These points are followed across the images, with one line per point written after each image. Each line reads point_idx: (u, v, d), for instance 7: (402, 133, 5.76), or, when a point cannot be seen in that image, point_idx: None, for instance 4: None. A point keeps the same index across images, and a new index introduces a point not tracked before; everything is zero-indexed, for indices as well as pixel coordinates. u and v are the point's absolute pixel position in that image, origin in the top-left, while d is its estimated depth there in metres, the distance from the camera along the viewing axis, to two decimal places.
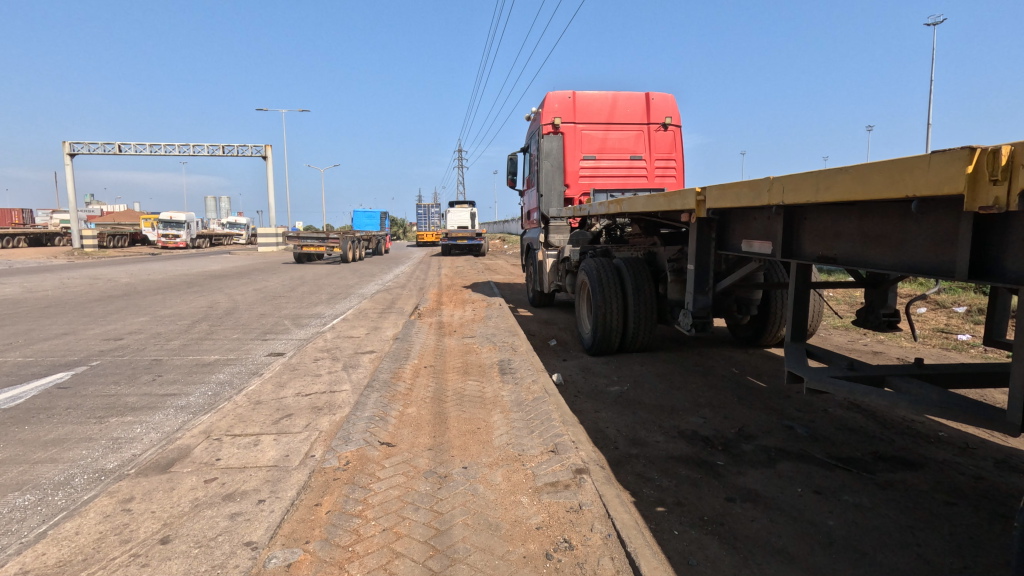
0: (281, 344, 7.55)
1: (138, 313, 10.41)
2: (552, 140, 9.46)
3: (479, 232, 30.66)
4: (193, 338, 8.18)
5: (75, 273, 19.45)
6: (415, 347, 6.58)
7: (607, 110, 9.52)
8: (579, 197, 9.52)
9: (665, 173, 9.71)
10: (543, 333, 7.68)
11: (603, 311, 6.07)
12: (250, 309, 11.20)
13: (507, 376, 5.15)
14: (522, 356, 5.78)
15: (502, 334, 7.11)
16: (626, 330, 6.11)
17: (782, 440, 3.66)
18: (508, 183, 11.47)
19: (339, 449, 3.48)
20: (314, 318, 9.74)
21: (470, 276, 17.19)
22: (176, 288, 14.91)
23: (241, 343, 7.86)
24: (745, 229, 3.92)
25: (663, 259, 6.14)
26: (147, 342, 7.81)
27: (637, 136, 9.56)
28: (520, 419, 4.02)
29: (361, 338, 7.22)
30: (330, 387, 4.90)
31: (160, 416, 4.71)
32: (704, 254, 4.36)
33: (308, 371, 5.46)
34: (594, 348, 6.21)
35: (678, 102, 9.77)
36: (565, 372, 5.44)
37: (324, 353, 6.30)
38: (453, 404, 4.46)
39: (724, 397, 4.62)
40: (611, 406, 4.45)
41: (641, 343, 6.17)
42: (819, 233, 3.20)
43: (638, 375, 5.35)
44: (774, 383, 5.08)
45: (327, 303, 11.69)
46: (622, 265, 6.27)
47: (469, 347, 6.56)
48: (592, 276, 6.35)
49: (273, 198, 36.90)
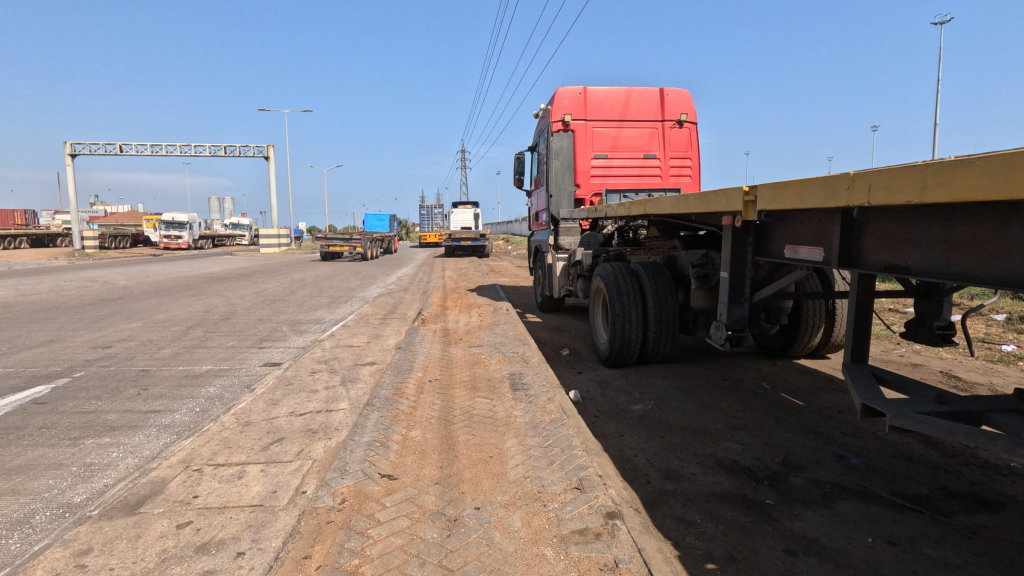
0: (278, 353, 7.14)
1: (130, 318, 10.00)
2: (562, 138, 9.04)
3: (482, 233, 30.25)
4: (185, 345, 7.77)
5: (72, 276, 19.08)
6: (419, 358, 6.15)
7: (620, 106, 9.09)
8: (590, 198, 9.08)
9: (680, 172, 9.28)
10: (554, 341, 7.25)
11: (622, 319, 5.64)
12: (247, 313, 10.78)
13: (519, 393, 4.72)
14: (535, 369, 5.35)
15: (511, 343, 6.67)
16: (646, 340, 5.68)
17: (836, 473, 3.24)
18: (515, 184, 11.05)
19: (333, 485, 3.06)
20: (314, 324, 9.33)
21: (474, 279, 16.77)
22: (173, 291, 14.52)
23: (235, 351, 7.44)
24: (791, 232, 3.49)
25: (686, 265, 5.71)
26: (136, 351, 7.40)
27: (651, 134, 9.14)
28: (537, 445, 3.59)
29: (361, 347, 6.79)
30: (327, 405, 4.48)
31: (140, 438, 4.29)
32: (740, 260, 3.94)
33: (304, 386, 5.04)
34: (610, 359, 5.78)
35: (694, 98, 9.35)
36: (582, 388, 5.00)
37: (322, 364, 5.88)
38: (462, 427, 4.04)
39: (761, 419, 4.18)
40: (636, 429, 4.02)
41: (662, 354, 5.74)
42: (884, 240, 2.79)
43: (662, 391, 4.91)
44: (811, 401, 4.64)
45: (328, 308, 11.27)
46: (641, 270, 5.84)
47: (477, 358, 6.13)
48: (609, 282, 5.92)
49: (275, 199, 36.56)
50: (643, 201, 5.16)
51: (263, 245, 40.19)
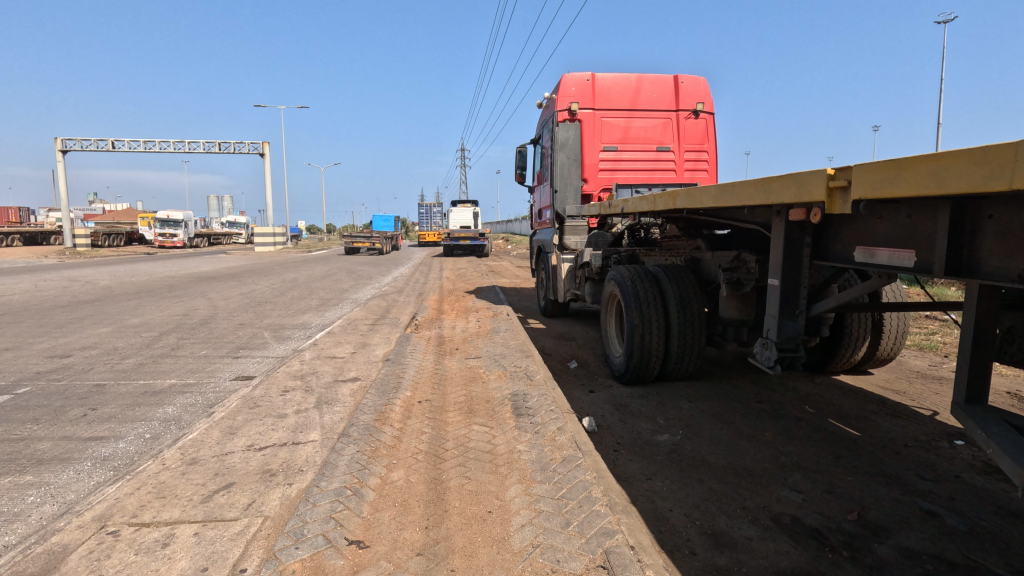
0: (254, 364, 6.41)
1: (100, 323, 9.25)
2: (568, 129, 8.35)
3: (483, 232, 29.54)
4: (153, 354, 7.05)
5: (54, 275, 18.30)
6: (409, 373, 5.42)
7: (630, 94, 8.39)
8: (599, 193, 8.35)
9: (696, 166, 8.56)
10: (560, 352, 6.53)
11: (640, 331, 4.93)
12: (229, 317, 10.05)
13: (523, 419, 3.99)
14: (541, 388, 4.63)
15: (512, 355, 5.95)
16: (668, 354, 4.96)
17: (931, 540, 2.53)
18: (517, 179, 10.34)
19: (282, 559, 2.34)
20: (299, 330, 8.61)
21: (474, 280, 16.01)
22: (156, 292, 13.79)
23: (207, 362, 6.71)
24: (869, 231, 2.76)
25: (714, 268, 5.02)
26: (97, 361, 6.67)
27: (665, 125, 8.43)
28: (547, 496, 2.86)
29: (345, 359, 6.07)
30: (295, 436, 3.76)
31: (67, 476, 3.56)
32: (796, 264, 3.23)
33: (272, 409, 4.31)
34: (628, 375, 5.06)
35: (710, 85, 8.64)
36: (596, 412, 4.29)
37: (297, 381, 5.15)
38: (454, 466, 3.32)
39: (815, 456, 3.47)
40: (667, 470, 3.31)
41: (686, 370, 5.01)
42: (1014, 241, 2.08)
43: (690, 417, 4.20)
44: (868, 431, 3.93)
45: (316, 312, 10.53)
46: (661, 273, 5.14)
47: (474, 373, 5.41)
48: (625, 287, 5.19)
49: (270, 198, 35.86)
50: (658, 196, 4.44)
51: (258, 244, 39.33)
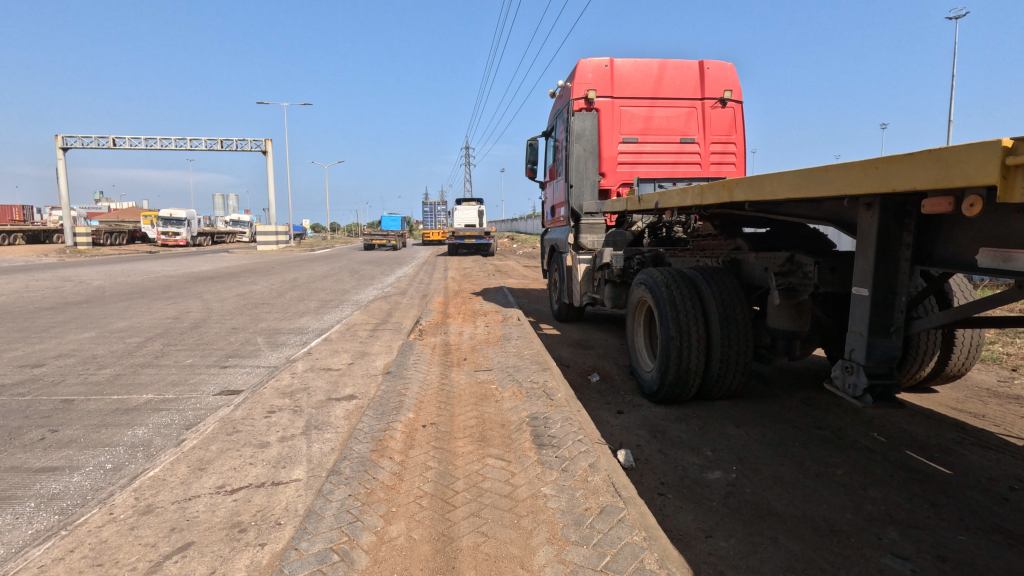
0: (241, 377, 5.80)
1: (84, 327, 8.66)
2: (585, 118, 7.72)
3: (488, 231, 28.93)
4: (133, 364, 6.44)
5: (48, 274, 17.74)
6: (412, 389, 4.80)
7: (652, 82, 7.78)
8: (617, 188, 7.71)
9: (723, 159, 7.92)
10: (579, 364, 5.92)
11: (678, 343, 4.29)
12: (222, 321, 9.45)
13: (547, 452, 3.37)
14: (564, 411, 4.01)
15: (527, 368, 5.32)
16: (709, 370, 4.32)
17: None
18: (527, 174, 9.73)
19: None
20: (294, 336, 8.01)
21: (480, 280, 15.37)
22: (149, 292, 13.24)
23: (191, 373, 6.10)
24: (1002, 228, 2.14)
25: (760, 271, 4.42)
26: (71, 372, 6.08)
27: (690, 114, 7.80)
28: (587, 568, 2.25)
29: (341, 371, 5.44)
30: (275, 474, 3.14)
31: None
32: (892, 269, 2.60)
33: (252, 436, 3.69)
34: (662, 393, 4.43)
35: (738, 72, 8.00)
36: (631, 441, 3.67)
37: (285, 399, 4.54)
38: (468, 518, 2.70)
39: (907, 505, 2.84)
40: (731, 524, 2.68)
41: (728, 387, 4.39)
42: None
43: (742, 447, 3.56)
44: (959, 467, 3.30)
45: (315, 315, 9.93)
46: (699, 276, 4.51)
47: (486, 390, 4.78)
48: (658, 292, 4.53)
49: (273, 196, 35.27)
50: (695, 187, 3.80)
51: (261, 242, 38.77)
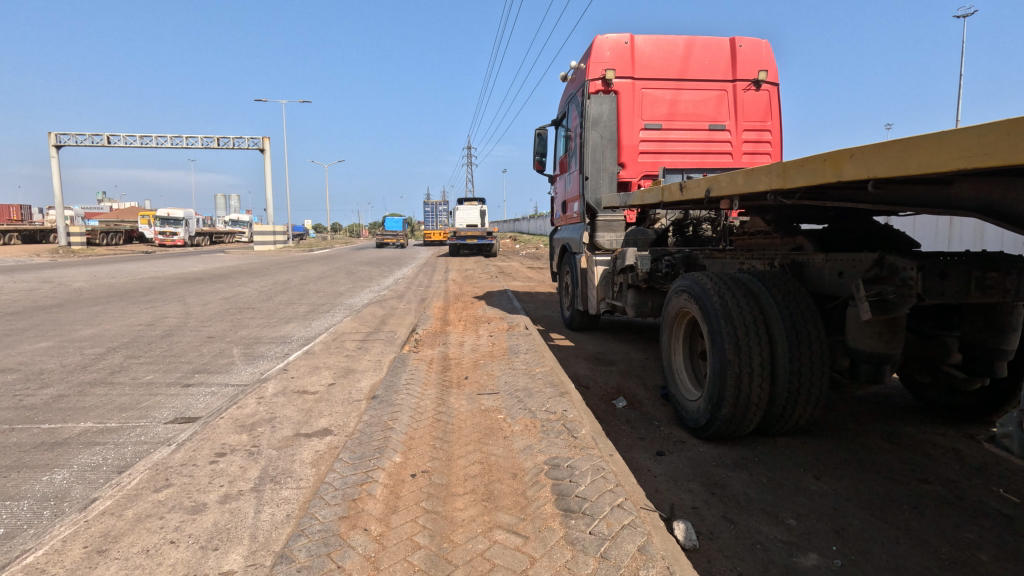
0: (203, 400, 4.90)
1: (43, 335, 7.78)
2: (602, 102, 6.84)
3: (490, 231, 28.01)
4: (82, 381, 5.55)
5: (30, 276, 16.88)
6: (402, 420, 3.92)
7: (678, 62, 6.91)
8: (638, 181, 6.84)
9: (757, 149, 7.03)
10: (601, 385, 5.02)
11: (737, 369, 3.38)
12: (198, 328, 8.56)
13: (577, 525, 2.48)
14: (593, 459, 3.12)
15: (540, 392, 4.42)
16: (772, 401, 3.43)
17: None
18: (536, 167, 8.85)
19: None
20: (275, 347, 7.11)
21: (483, 283, 14.44)
22: (129, 295, 12.35)
23: (146, 394, 5.20)
24: None
25: (834, 276, 3.55)
26: (6, 392, 5.18)
27: (720, 98, 6.93)
28: None
29: (319, 395, 4.55)
30: (200, 563, 2.26)
31: None
32: None
33: (187, 494, 2.81)
34: (713, 429, 3.54)
35: (773, 50, 7.11)
36: (685, 504, 2.79)
37: (243, 435, 3.65)
38: None
39: None
40: None
41: (795, 421, 3.51)
42: None
43: (835, 514, 2.68)
44: None
45: (301, 321, 9.03)
46: (758, 283, 3.62)
47: (492, 424, 3.89)
48: (709, 303, 3.62)
49: (271, 194, 34.50)
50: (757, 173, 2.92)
51: (259, 243, 37.85)
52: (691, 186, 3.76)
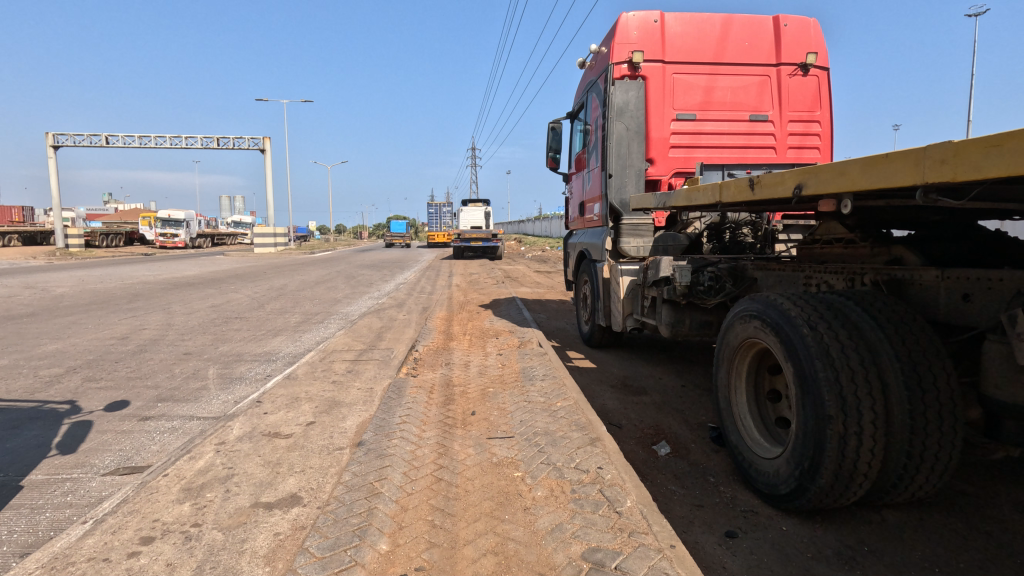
0: (156, 441, 4.05)
1: (2, 352, 6.97)
2: (629, 88, 5.97)
3: (495, 233, 27.12)
4: (23, 413, 4.72)
5: (16, 280, 16.13)
6: (393, 480, 3.07)
7: (714, 44, 6.05)
8: (669, 178, 6.01)
9: (804, 142, 6.17)
10: (634, 423, 4.15)
11: (840, 426, 2.53)
12: (176, 343, 7.72)
13: None
14: (651, 555, 2.27)
15: (565, 438, 3.57)
16: (884, 468, 2.57)
17: None
18: (549, 164, 7.99)
19: None
20: (257, 368, 6.26)
21: (489, 288, 13.55)
22: (113, 303, 11.55)
23: (93, 430, 4.35)
24: None
25: (957, 300, 2.69)
26: None
27: (761, 85, 6.07)
28: None
29: (295, 440, 3.70)
30: None
31: None
32: None
33: None
34: (803, 501, 2.69)
35: (822, 30, 6.23)
36: None
37: (184, 507, 2.80)
38: None
39: None
40: None
41: (911, 492, 2.65)
42: None
43: None
44: None
45: (291, 335, 8.18)
46: (857, 308, 2.76)
47: (507, 487, 3.03)
48: (794, 336, 2.77)
49: (271, 196, 33.76)
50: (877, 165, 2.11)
51: (259, 245, 37.10)
52: (769, 182, 2.90)
